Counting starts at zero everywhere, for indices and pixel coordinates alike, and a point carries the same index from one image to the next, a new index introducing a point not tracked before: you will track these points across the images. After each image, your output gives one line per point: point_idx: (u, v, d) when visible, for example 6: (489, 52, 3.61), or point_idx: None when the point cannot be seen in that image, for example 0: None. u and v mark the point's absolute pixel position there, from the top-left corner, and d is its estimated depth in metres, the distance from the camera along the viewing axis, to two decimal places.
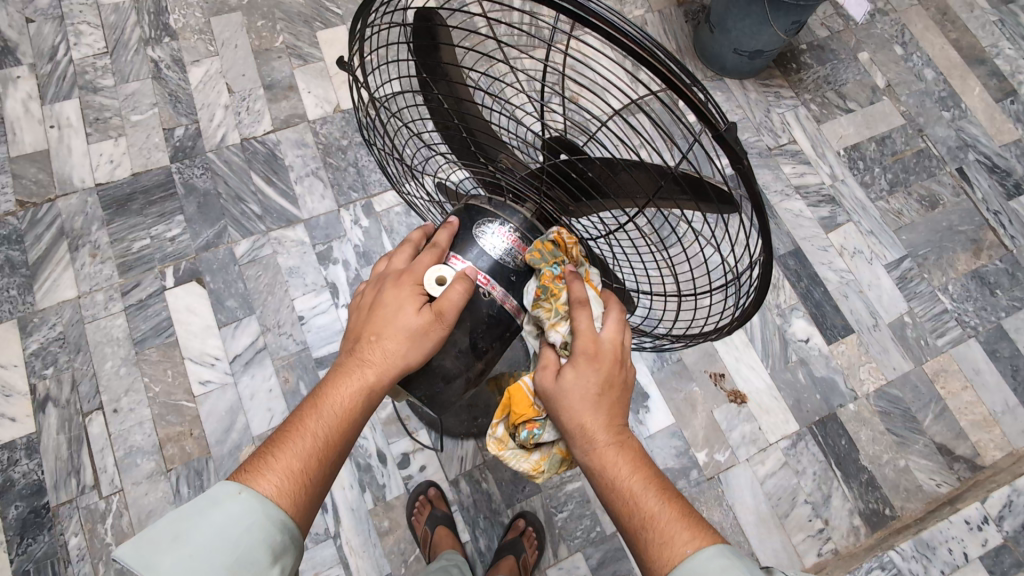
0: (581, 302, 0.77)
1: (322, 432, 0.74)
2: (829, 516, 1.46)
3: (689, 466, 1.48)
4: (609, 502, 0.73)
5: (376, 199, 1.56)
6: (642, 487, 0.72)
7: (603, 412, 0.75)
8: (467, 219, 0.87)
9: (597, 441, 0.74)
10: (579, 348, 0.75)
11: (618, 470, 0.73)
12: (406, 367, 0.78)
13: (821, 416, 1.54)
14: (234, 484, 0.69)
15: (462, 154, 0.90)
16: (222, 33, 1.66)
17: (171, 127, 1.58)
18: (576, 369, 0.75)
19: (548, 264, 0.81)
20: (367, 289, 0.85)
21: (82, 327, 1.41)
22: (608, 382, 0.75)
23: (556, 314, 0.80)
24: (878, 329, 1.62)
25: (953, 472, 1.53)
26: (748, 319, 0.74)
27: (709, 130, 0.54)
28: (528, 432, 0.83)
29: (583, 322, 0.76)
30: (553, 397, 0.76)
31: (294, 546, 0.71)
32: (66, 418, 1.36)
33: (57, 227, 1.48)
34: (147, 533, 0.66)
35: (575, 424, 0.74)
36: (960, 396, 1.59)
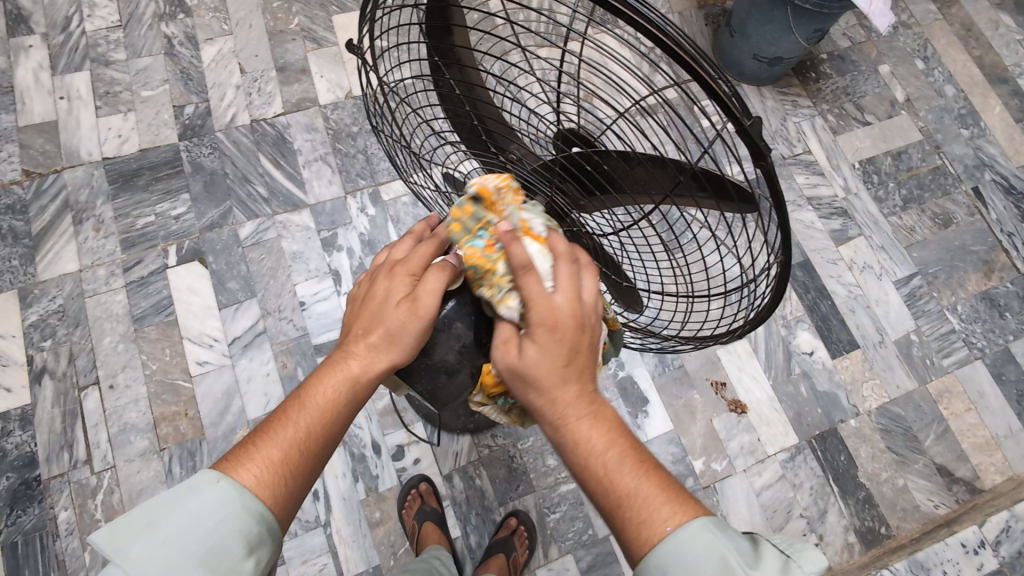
0: (524, 267, 0.69)
1: (305, 423, 0.73)
2: (823, 532, 1.45)
3: (685, 473, 1.46)
4: (586, 484, 0.68)
5: (384, 187, 1.55)
6: (617, 461, 0.67)
7: (571, 386, 0.69)
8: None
9: (566, 418, 0.68)
10: (534, 320, 0.68)
11: (592, 446, 0.68)
12: (393, 361, 0.75)
13: (821, 430, 1.52)
14: (212, 473, 0.67)
15: (473, 143, 0.88)
16: (237, 12, 1.64)
17: (182, 104, 1.57)
18: (535, 342, 0.68)
19: (471, 237, 0.77)
20: (362, 280, 0.82)
21: (82, 301, 1.40)
22: (571, 352, 0.69)
23: (499, 289, 0.74)
24: (884, 346, 1.60)
25: (952, 493, 1.51)
26: (763, 321, 0.72)
27: (733, 127, 0.52)
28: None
29: (532, 289, 0.68)
30: (513, 375, 0.70)
31: (271, 539, 0.69)
32: (61, 391, 1.35)
33: (61, 199, 1.47)
34: (121, 518, 0.65)
35: (543, 404, 0.69)
36: (963, 417, 1.57)
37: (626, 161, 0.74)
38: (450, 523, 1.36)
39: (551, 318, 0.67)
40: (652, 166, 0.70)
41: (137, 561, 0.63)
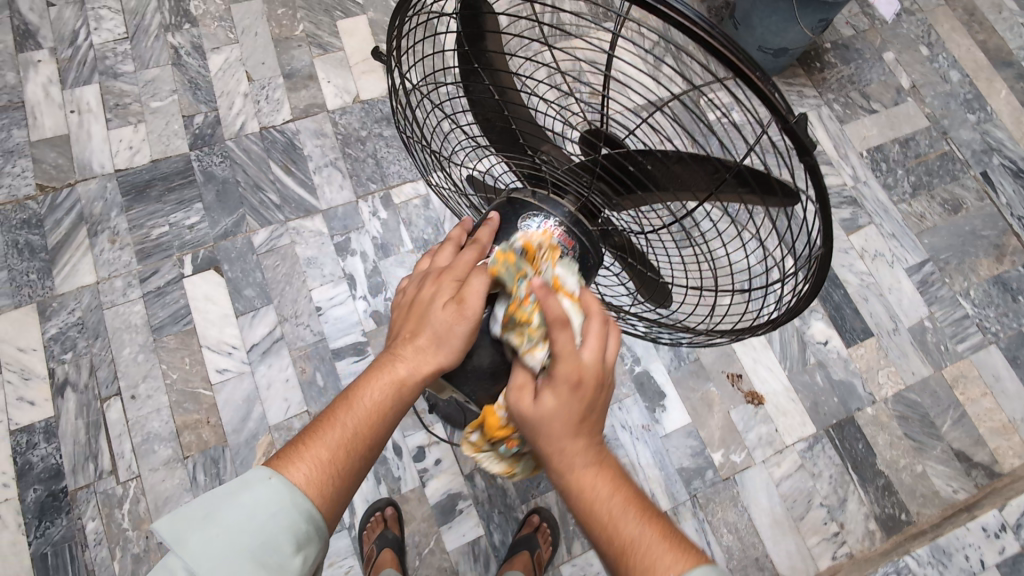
0: (558, 321, 0.68)
1: (352, 424, 0.73)
2: (844, 520, 1.46)
3: (704, 466, 1.47)
4: (588, 534, 0.68)
5: (395, 190, 1.55)
6: (622, 510, 0.67)
7: (582, 437, 0.69)
8: (510, 212, 0.86)
9: (574, 468, 0.69)
10: (558, 374, 0.68)
11: (597, 495, 0.67)
12: (440, 365, 0.76)
13: (839, 419, 1.52)
14: (264, 469, 0.69)
15: (504, 145, 0.89)
16: (242, 20, 1.65)
17: (191, 114, 1.57)
18: (556, 394, 0.69)
19: (515, 281, 0.77)
20: (409, 287, 0.84)
21: (101, 313, 1.41)
22: (588, 406, 0.69)
23: (529, 339, 0.75)
24: (898, 334, 1.60)
25: (970, 478, 1.51)
26: (800, 312, 0.72)
27: (777, 121, 0.54)
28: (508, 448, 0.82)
29: (562, 342, 0.68)
30: (527, 421, 0.71)
31: (319, 537, 0.70)
32: (84, 402, 1.36)
33: (76, 212, 1.48)
34: (182, 509, 0.68)
35: (553, 453, 0.69)
36: (979, 402, 1.57)
37: (662, 158, 0.75)
38: (473, 522, 1.37)
39: (574, 374, 0.68)
40: (691, 162, 0.71)
41: (196, 552, 0.66)
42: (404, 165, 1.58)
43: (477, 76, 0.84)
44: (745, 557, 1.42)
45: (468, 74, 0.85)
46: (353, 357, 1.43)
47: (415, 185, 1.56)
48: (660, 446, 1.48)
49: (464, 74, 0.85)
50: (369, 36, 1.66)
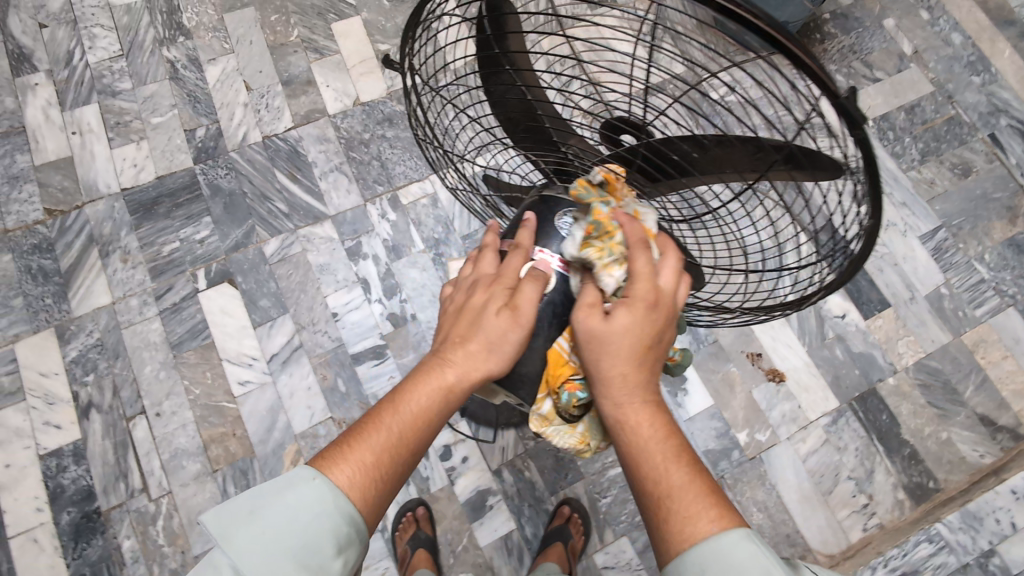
0: (640, 243, 0.73)
1: (397, 428, 0.73)
2: (872, 491, 1.46)
3: (730, 447, 1.48)
4: (638, 468, 0.69)
5: (402, 191, 1.55)
6: (673, 455, 0.68)
7: (643, 370, 0.72)
8: (545, 210, 0.87)
9: (633, 398, 0.71)
10: (635, 292, 0.71)
11: (651, 435, 0.69)
12: (489, 372, 0.77)
13: (861, 391, 1.52)
14: (309, 469, 0.69)
15: (530, 142, 0.90)
16: (236, 29, 1.64)
17: (192, 127, 1.56)
18: (630, 311, 0.70)
19: (598, 200, 0.78)
20: (456, 294, 0.84)
21: (120, 333, 1.42)
22: (658, 331, 0.72)
23: (608, 254, 0.76)
24: (915, 303, 1.60)
25: (996, 442, 1.51)
26: (843, 284, 0.74)
27: (828, 97, 0.54)
28: (569, 394, 0.79)
29: (642, 262, 0.72)
30: (593, 336, 0.71)
31: (358, 540, 0.70)
32: (109, 423, 1.37)
33: (86, 234, 1.48)
34: (227, 504, 0.68)
35: (616, 375, 0.71)
36: (1000, 365, 1.57)
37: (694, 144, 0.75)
38: (504, 516, 1.38)
39: (651, 293, 0.71)
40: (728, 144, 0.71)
41: (239, 550, 0.65)
42: (410, 165, 1.57)
43: (497, 75, 0.85)
44: (776, 534, 1.43)
45: (487, 74, 0.85)
46: (374, 360, 1.43)
47: (421, 184, 1.55)
48: (685, 430, 1.48)
49: (483, 75, 0.86)
50: (364, 37, 1.65)
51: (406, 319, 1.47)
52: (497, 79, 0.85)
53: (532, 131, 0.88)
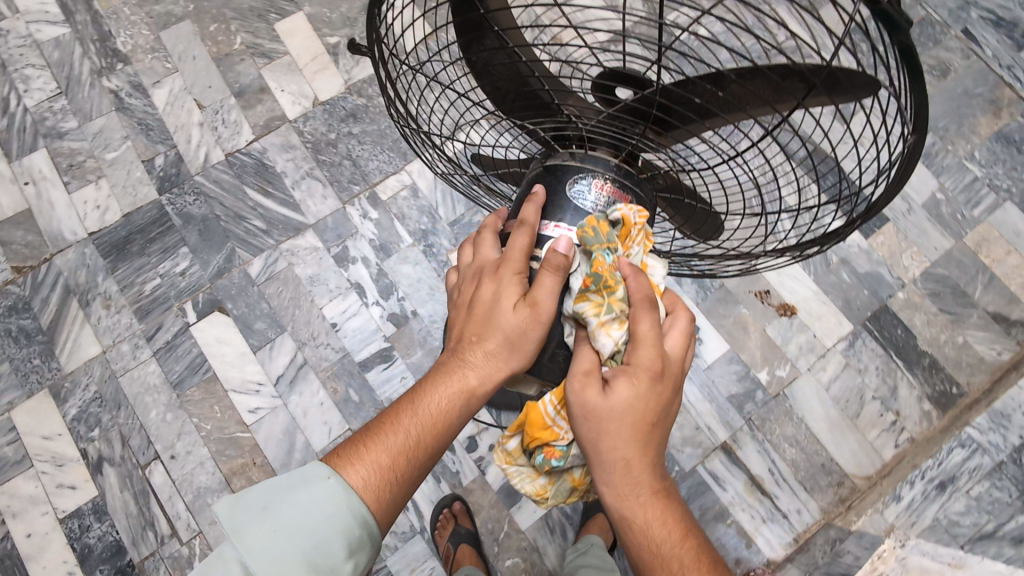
0: (644, 303, 0.73)
1: (414, 431, 0.72)
2: (899, 407, 1.46)
3: (752, 388, 1.46)
4: (640, 549, 0.72)
5: (379, 187, 1.49)
6: (665, 540, 0.72)
7: (643, 446, 0.72)
8: (554, 181, 0.82)
9: (632, 479, 0.72)
10: (637, 359, 0.71)
11: (645, 520, 0.72)
12: (510, 369, 0.75)
13: (873, 310, 1.51)
14: (324, 468, 0.68)
15: (523, 110, 0.85)
16: (176, 46, 1.55)
17: (150, 157, 1.49)
18: (633, 382, 0.70)
19: (603, 248, 0.74)
20: (465, 286, 0.82)
21: (117, 381, 1.37)
22: (660, 400, 0.73)
23: (609, 312, 0.74)
24: (914, 213, 1.57)
25: (1012, 337, 1.50)
26: (879, 210, 0.71)
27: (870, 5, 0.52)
28: (546, 457, 0.79)
29: (644, 326, 0.72)
30: (593, 411, 0.71)
31: (371, 542, 0.68)
32: (125, 474, 1.33)
33: (62, 286, 1.42)
34: (242, 495, 0.67)
35: (617, 456, 0.71)
36: (1006, 261, 1.54)
37: (715, 82, 0.70)
38: (540, 496, 1.36)
39: (654, 360, 0.71)
40: (750, 79, 0.68)
41: (251, 546, 0.64)
42: (383, 159, 1.51)
43: (479, 42, 0.79)
44: (811, 466, 1.43)
45: (468, 42, 0.80)
46: (382, 364, 1.40)
47: (398, 176, 1.50)
48: (705, 380, 1.47)
49: (464, 44, 0.80)
50: (310, 32, 1.56)
51: (408, 317, 1.43)
52: (479, 46, 0.80)
53: (524, 97, 0.83)
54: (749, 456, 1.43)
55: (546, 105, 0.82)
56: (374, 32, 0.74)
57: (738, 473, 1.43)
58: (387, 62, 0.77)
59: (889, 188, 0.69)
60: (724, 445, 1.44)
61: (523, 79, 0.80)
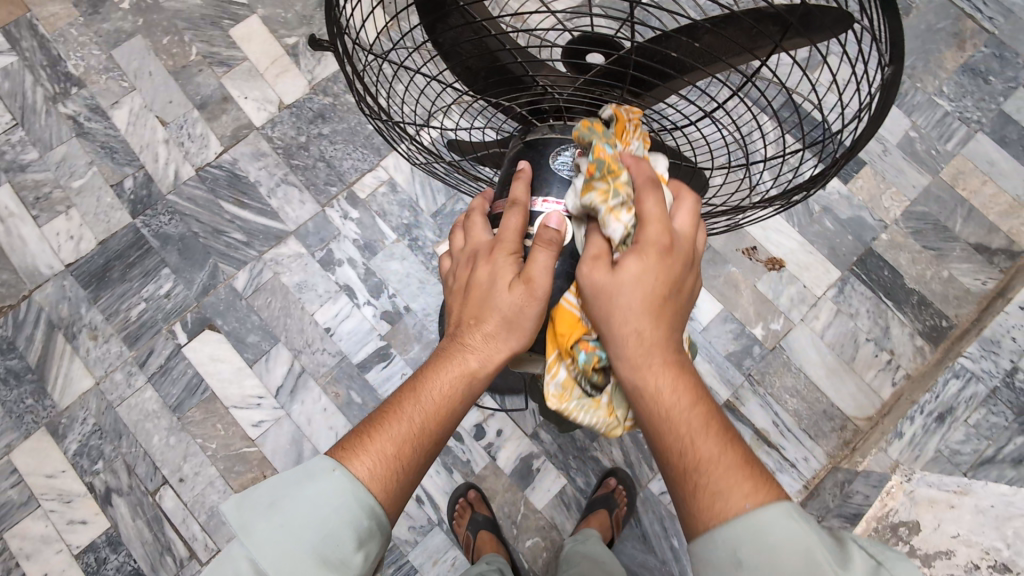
0: (649, 183, 0.69)
1: (418, 419, 0.71)
2: (893, 346, 1.49)
3: (749, 344, 1.48)
4: (663, 434, 0.66)
5: (357, 186, 1.47)
6: (697, 425, 0.65)
7: (663, 329, 0.68)
8: (537, 156, 0.82)
9: (652, 359, 0.67)
10: (646, 237, 0.67)
11: (673, 402, 0.66)
12: (510, 349, 0.74)
13: (859, 254, 1.53)
14: (330, 460, 0.66)
15: (496, 88, 0.84)
16: (130, 64, 1.50)
17: (119, 180, 1.46)
18: (642, 260, 0.66)
19: (602, 138, 0.71)
20: (459, 271, 0.81)
21: (115, 411, 1.35)
22: (676, 281, 0.68)
23: (614, 196, 0.69)
24: (889, 154, 1.58)
25: (995, 266, 1.52)
26: (862, 147, 0.71)
27: None
28: (588, 354, 0.73)
29: (650, 204, 0.68)
30: (602, 292, 0.68)
31: (380, 533, 0.67)
32: (135, 502, 1.32)
33: (45, 321, 1.39)
34: (248, 492, 0.65)
35: (632, 333, 0.67)
36: (982, 192, 1.56)
37: (689, 34, 0.70)
38: (552, 475, 1.38)
39: (664, 238, 0.67)
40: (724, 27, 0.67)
41: (258, 542, 0.62)
42: (357, 157, 1.48)
43: (444, 22, 0.77)
44: (813, 413, 1.45)
45: (432, 23, 0.78)
46: (381, 363, 1.39)
47: (374, 173, 1.48)
48: (702, 341, 1.48)
49: (428, 26, 0.78)
50: (267, 35, 1.53)
51: (401, 312, 1.42)
52: (444, 27, 0.78)
53: (497, 74, 0.82)
54: (752, 411, 1.45)
55: (520, 80, 0.82)
56: (334, 24, 0.72)
57: (744, 429, 1.44)
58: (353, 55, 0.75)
59: (870, 123, 0.68)
60: (727, 403, 1.45)
61: (494, 56, 0.79)
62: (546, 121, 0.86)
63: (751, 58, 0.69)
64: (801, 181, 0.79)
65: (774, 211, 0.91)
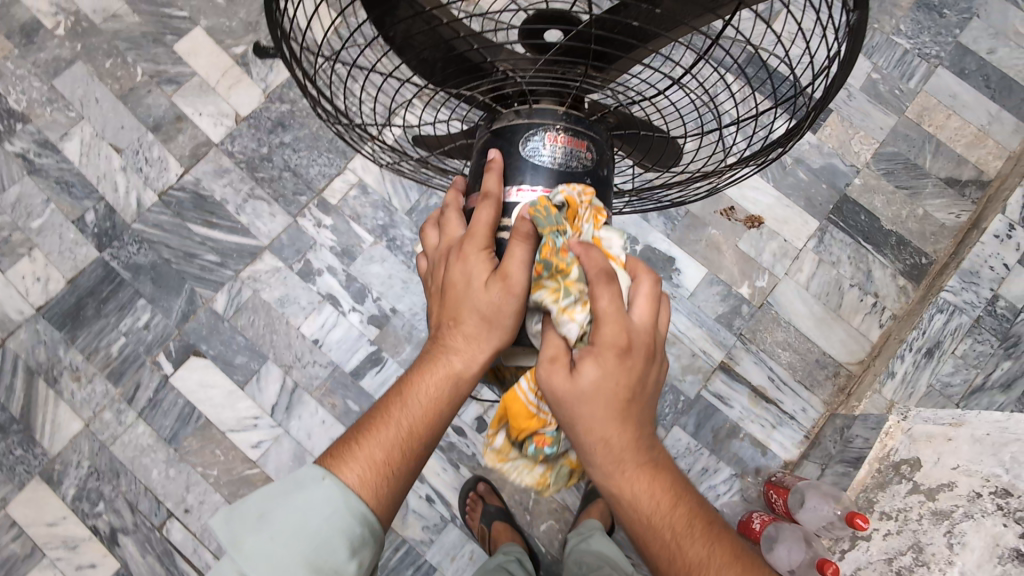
0: (603, 277, 0.68)
1: (407, 421, 0.71)
2: (877, 289, 1.51)
3: (737, 304, 1.49)
4: (638, 536, 0.70)
5: (327, 192, 1.44)
6: (666, 517, 0.69)
7: (627, 427, 0.69)
8: (507, 144, 0.80)
9: (619, 459, 0.69)
10: (603, 338, 0.67)
11: (642, 500, 0.69)
12: (494, 345, 0.73)
13: (835, 202, 1.54)
14: (319, 469, 0.65)
15: (455, 77, 0.82)
16: (74, 92, 1.45)
17: (79, 215, 1.41)
18: (600, 362, 0.67)
19: (551, 230, 0.71)
20: (436, 270, 0.80)
21: (110, 451, 1.32)
22: (636, 376, 0.69)
23: (566, 293, 0.71)
24: (854, 98, 1.58)
25: (967, 198, 1.55)
26: (834, 96, 0.71)
27: None
28: (538, 446, 0.78)
29: (604, 301, 0.68)
30: (563, 396, 0.68)
31: (374, 540, 0.66)
32: (143, 539, 1.30)
33: (23, 369, 1.35)
34: (238, 505, 0.64)
35: (598, 440, 0.68)
36: (948, 126, 1.58)
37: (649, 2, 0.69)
38: None
39: (620, 337, 0.67)
40: None
41: (249, 555, 0.61)
42: (323, 162, 1.45)
43: (393, 15, 0.75)
44: (807, 364, 1.47)
45: (381, 16, 0.76)
46: (374, 368, 1.38)
47: (342, 177, 1.45)
48: (692, 307, 1.48)
49: (377, 21, 0.77)
50: (214, 47, 1.48)
51: (388, 315, 1.40)
52: (393, 19, 0.76)
53: (455, 63, 0.80)
54: (748, 369, 1.46)
55: (479, 66, 0.80)
56: (277, 28, 0.69)
57: (741, 388, 1.45)
58: (302, 59, 0.72)
59: (839, 73, 0.68)
60: (722, 364, 1.46)
61: (448, 44, 0.77)
62: (511, 106, 0.84)
63: (714, 19, 0.68)
64: (776, 137, 0.78)
65: (751, 169, 0.91)
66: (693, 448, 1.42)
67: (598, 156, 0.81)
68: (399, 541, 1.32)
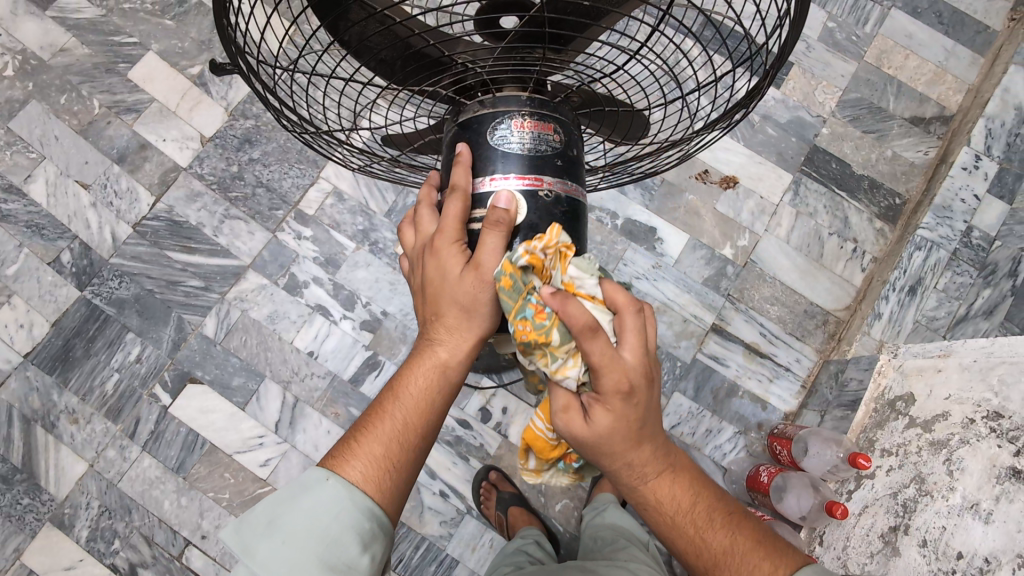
0: (588, 329, 0.66)
1: (401, 416, 0.71)
2: (855, 234, 1.53)
3: (722, 266, 1.51)
4: (677, 545, 0.73)
5: (302, 203, 1.43)
6: (702, 520, 0.72)
7: (645, 445, 0.72)
8: (474, 135, 0.81)
9: (648, 476, 0.73)
10: (605, 386, 0.67)
11: (676, 507, 0.73)
12: (477, 332, 0.75)
13: (805, 153, 1.56)
14: (321, 471, 0.66)
15: (416, 74, 0.82)
16: (32, 132, 1.42)
17: (55, 256, 1.38)
18: (609, 409, 0.69)
19: (522, 299, 0.70)
20: (415, 266, 0.81)
21: (118, 488, 1.32)
22: (645, 406, 0.71)
23: (555, 358, 0.71)
24: (812, 49, 1.59)
25: (932, 134, 1.57)
26: (789, 53, 0.72)
27: None
28: (566, 463, 0.88)
29: (597, 353, 0.66)
30: (583, 443, 0.71)
31: (384, 533, 0.67)
32: (163, 570, 1.30)
33: (18, 418, 1.33)
34: (245, 517, 0.65)
35: (623, 464, 0.72)
36: (907, 66, 1.60)
37: None
38: None
39: (620, 382, 0.67)
40: None
41: (263, 563, 0.62)
42: (295, 174, 1.44)
43: (346, 19, 0.74)
44: (796, 315, 1.50)
45: (334, 22, 0.75)
46: (373, 372, 1.38)
47: (316, 186, 1.44)
48: (677, 273, 1.50)
49: (330, 26, 0.75)
50: (169, 71, 1.46)
51: (379, 319, 1.40)
52: (347, 23, 0.75)
53: (414, 60, 0.80)
54: (739, 328, 1.49)
55: (437, 60, 0.80)
56: (231, 44, 0.69)
57: (735, 346, 1.48)
58: (259, 72, 0.71)
59: (791, 29, 0.68)
60: (714, 326, 1.48)
61: (406, 42, 0.77)
62: (475, 97, 0.84)
63: None
64: (738, 98, 0.79)
65: (718, 132, 0.93)
66: (695, 412, 1.44)
67: (566, 137, 0.82)
68: (418, 539, 1.33)
